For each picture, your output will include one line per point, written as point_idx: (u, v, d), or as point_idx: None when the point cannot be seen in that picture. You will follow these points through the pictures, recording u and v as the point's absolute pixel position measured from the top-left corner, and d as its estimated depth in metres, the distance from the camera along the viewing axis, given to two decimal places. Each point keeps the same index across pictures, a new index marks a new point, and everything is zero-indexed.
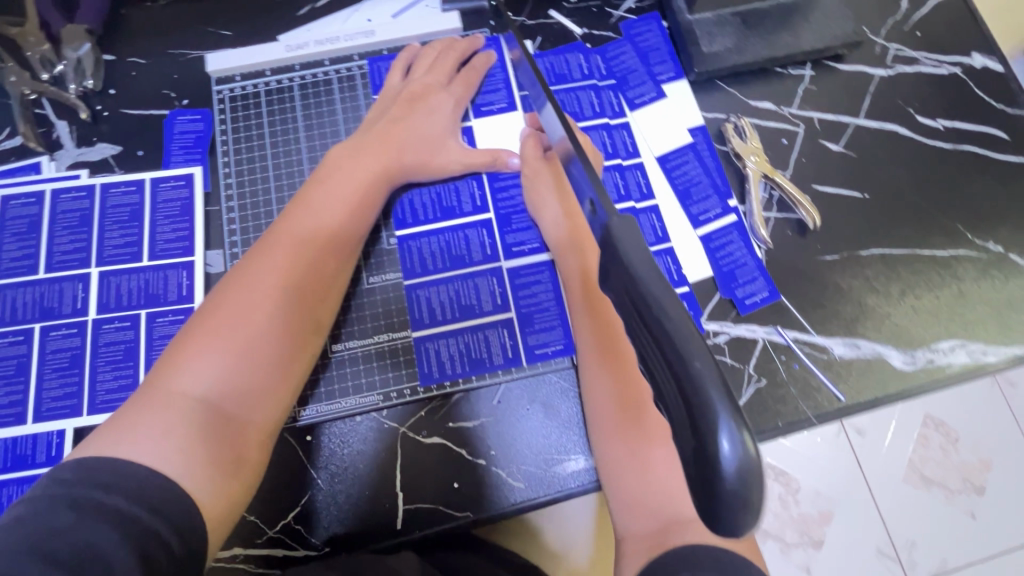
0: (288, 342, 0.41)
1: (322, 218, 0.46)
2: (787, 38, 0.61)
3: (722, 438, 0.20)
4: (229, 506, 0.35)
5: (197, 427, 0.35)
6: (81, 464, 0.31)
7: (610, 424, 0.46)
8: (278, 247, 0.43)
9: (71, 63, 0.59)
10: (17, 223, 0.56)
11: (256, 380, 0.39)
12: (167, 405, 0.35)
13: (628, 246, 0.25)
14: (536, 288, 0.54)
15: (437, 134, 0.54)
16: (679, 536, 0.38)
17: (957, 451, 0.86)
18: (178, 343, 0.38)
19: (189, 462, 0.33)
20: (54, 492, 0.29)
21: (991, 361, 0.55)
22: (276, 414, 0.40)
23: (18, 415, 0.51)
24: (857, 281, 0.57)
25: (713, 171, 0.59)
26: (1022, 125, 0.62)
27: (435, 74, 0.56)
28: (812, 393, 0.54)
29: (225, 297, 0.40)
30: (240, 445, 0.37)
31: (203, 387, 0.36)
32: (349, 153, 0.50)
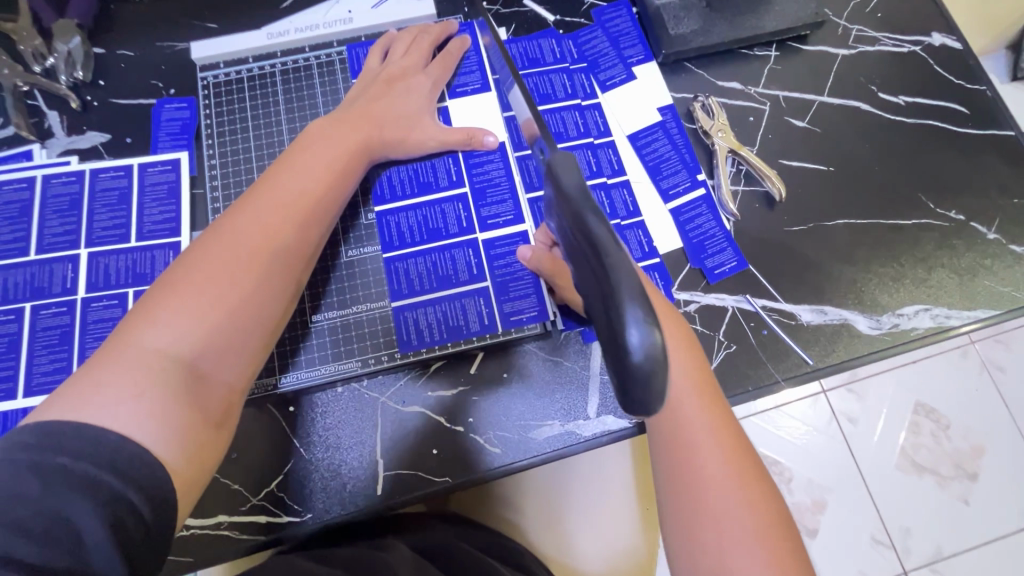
0: (264, 304, 0.42)
1: (300, 185, 0.47)
2: (750, 21, 0.63)
3: (629, 322, 0.28)
4: (199, 470, 0.36)
5: (166, 382, 0.36)
6: (44, 429, 0.32)
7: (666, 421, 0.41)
8: (256, 211, 0.44)
9: (61, 55, 0.62)
10: (10, 208, 0.58)
11: (228, 339, 0.40)
12: (138, 361, 0.36)
13: (564, 175, 0.33)
14: (511, 259, 0.56)
15: (413, 113, 0.56)
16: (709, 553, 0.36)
17: (948, 437, 1.06)
18: (151, 296, 0.39)
19: (158, 421, 0.34)
20: (14, 458, 0.30)
21: (955, 325, 0.57)
22: (246, 374, 0.42)
23: (8, 390, 0.52)
24: (824, 250, 0.59)
25: (681, 148, 0.61)
26: (982, 100, 0.64)
27: (412, 57, 0.59)
28: (782, 357, 0.56)
29: (201, 259, 0.41)
30: (208, 402, 0.38)
31: (173, 342, 0.37)
32: (328, 128, 0.51)
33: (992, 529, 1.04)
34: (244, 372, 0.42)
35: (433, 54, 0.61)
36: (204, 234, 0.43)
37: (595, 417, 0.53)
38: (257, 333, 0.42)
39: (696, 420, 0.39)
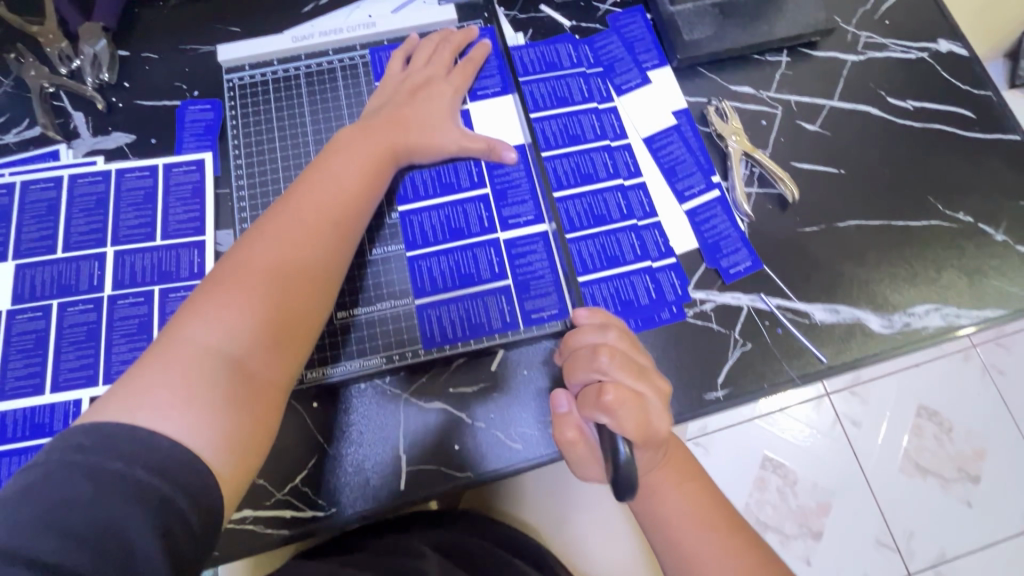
0: (306, 303, 0.44)
1: (335, 188, 0.49)
2: (763, 27, 0.65)
3: (620, 446, 0.42)
4: (247, 470, 0.38)
5: (214, 381, 0.38)
6: (98, 430, 0.34)
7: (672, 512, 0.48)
8: (292, 216, 0.46)
9: (88, 57, 0.63)
10: (37, 206, 0.59)
11: (270, 337, 0.42)
12: (188, 361, 0.38)
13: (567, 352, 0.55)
14: (531, 257, 0.57)
15: (440, 116, 0.57)
16: None
17: (951, 440, 1.11)
18: (196, 299, 0.42)
19: (206, 421, 0.37)
20: (72, 460, 0.32)
21: (965, 324, 0.58)
22: (290, 370, 0.43)
23: (37, 385, 0.53)
24: (836, 251, 0.60)
25: (696, 151, 0.62)
26: (988, 105, 0.66)
27: (435, 67, 0.60)
28: (797, 355, 0.57)
29: (241, 264, 0.43)
30: (256, 400, 0.40)
31: (217, 340, 0.40)
32: (357, 135, 0.53)
33: (995, 531, 1.07)
34: (289, 368, 0.43)
35: (455, 62, 0.62)
36: (244, 236, 0.46)
37: None
38: (297, 334, 0.44)
39: (687, 507, 0.48)
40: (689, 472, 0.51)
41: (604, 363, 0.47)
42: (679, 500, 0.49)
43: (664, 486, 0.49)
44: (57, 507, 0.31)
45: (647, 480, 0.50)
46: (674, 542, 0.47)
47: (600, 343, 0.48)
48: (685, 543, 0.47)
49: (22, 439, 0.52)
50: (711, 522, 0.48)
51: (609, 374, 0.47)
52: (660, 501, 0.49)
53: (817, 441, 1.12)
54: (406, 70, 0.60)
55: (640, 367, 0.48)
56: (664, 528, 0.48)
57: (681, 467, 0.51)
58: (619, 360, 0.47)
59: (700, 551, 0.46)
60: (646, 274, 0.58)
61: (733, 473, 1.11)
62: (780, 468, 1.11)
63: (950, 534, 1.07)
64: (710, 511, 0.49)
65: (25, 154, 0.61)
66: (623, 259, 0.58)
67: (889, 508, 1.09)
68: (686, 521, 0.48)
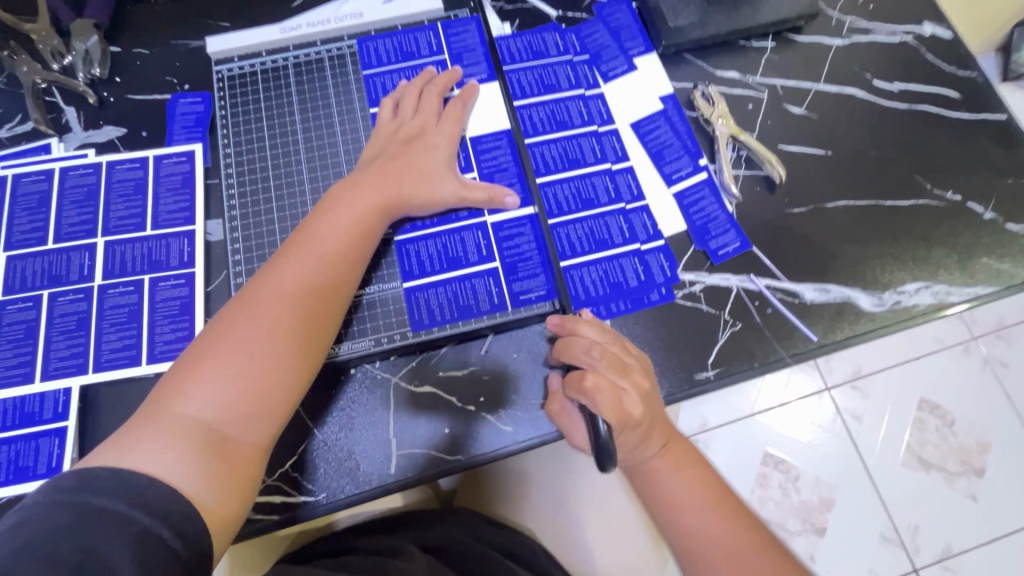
0: (289, 370, 0.45)
1: (323, 251, 0.49)
2: (747, 11, 0.65)
3: (601, 424, 0.45)
4: (230, 513, 0.40)
5: (194, 444, 0.40)
6: (86, 474, 0.36)
7: (674, 498, 0.48)
8: (278, 282, 0.47)
9: (79, 53, 0.63)
10: (29, 199, 0.59)
11: (251, 402, 0.43)
12: (172, 426, 0.40)
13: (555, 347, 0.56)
14: (519, 240, 0.57)
15: (435, 163, 0.56)
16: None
17: (954, 433, 1.11)
18: (186, 363, 0.43)
19: (184, 483, 0.39)
20: (56, 499, 0.34)
21: (956, 301, 0.58)
22: (273, 431, 0.45)
23: (27, 374, 0.53)
24: (826, 230, 0.60)
25: (683, 134, 0.63)
26: (974, 85, 0.66)
27: (424, 114, 0.58)
28: (787, 334, 0.57)
29: (228, 331, 0.44)
30: (236, 459, 0.42)
31: (201, 404, 0.42)
32: (350, 188, 0.53)
33: (1001, 525, 1.06)
34: (271, 428, 0.44)
35: (443, 105, 0.60)
36: (237, 297, 0.47)
37: None
38: (280, 400, 0.44)
39: (687, 492, 0.48)
40: (690, 455, 0.50)
41: (590, 356, 0.48)
42: (680, 486, 0.48)
43: (663, 473, 0.49)
44: (40, 539, 0.32)
45: (648, 466, 0.49)
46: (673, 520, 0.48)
47: (593, 339, 0.49)
48: (684, 520, 0.47)
49: (11, 428, 0.52)
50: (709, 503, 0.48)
51: (593, 366, 0.48)
52: (657, 481, 0.49)
53: (819, 436, 1.11)
54: (397, 117, 0.59)
55: (622, 364, 0.48)
56: (667, 514, 0.48)
57: (679, 451, 0.50)
58: (600, 358, 0.48)
59: (703, 535, 0.46)
60: (635, 256, 0.58)
61: (734, 468, 1.10)
62: (781, 464, 1.10)
63: (955, 528, 1.06)
64: (712, 497, 0.48)
65: (17, 148, 0.61)
66: (612, 242, 0.58)
67: (891, 502, 1.08)
68: (685, 508, 0.47)
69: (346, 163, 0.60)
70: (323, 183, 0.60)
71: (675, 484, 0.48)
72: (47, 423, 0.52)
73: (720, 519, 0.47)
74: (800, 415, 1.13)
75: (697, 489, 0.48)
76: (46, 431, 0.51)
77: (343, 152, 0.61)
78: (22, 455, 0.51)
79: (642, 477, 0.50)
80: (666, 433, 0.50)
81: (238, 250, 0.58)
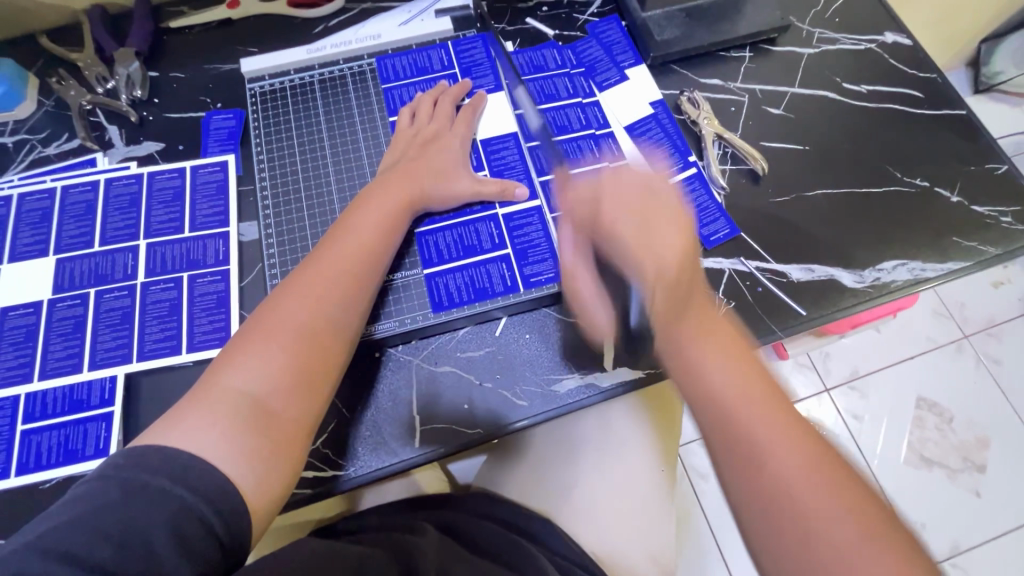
0: (327, 348, 0.49)
1: (351, 244, 0.54)
2: (725, 26, 0.73)
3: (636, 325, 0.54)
4: (273, 484, 0.44)
5: (240, 416, 0.44)
6: (134, 452, 0.40)
7: (712, 388, 0.44)
8: (314, 269, 0.52)
9: (122, 78, 0.70)
10: (76, 207, 0.64)
11: (291, 379, 0.47)
12: (221, 399, 0.44)
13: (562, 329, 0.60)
14: (528, 229, 0.62)
15: (450, 166, 0.62)
16: (783, 495, 0.40)
17: (953, 430, 1.20)
18: (233, 344, 0.48)
19: (229, 452, 0.42)
20: (110, 477, 0.38)
21: (930, 276, 0.63)
22: (312, 410, 0.48)
23: (75, 365, 0.58)
24: (808, 215, 0.66)
25: (673, 135, 0.69)
26: (934, 85, 0.73)
27: (439, 120, 0.65)
28: (777, 310, 0.61)
29: (271, 315, 0.49)
30: (274, 434, 0.45)
31: (246, 379, 0.46)
32: (377, 189, 0.59)
33: (1005, 521, 1.14)
34: (311, 407, 0.48)
35: (456, 112, 0.67)
36: (277, 288, 0.52)
37: (611, 369, 0.58)
38: (316, 379, 0.48)
39: (726, 384, 0.44)
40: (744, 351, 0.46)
41: (625, 233, 0.49)
42: (720, 373, 0.44)
43: (702, 361, 0.45)
44: (92, 513, 0.36)
45: (683, 351, 0.46)
46: (720, 430, 0.43)
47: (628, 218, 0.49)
48: (733, 430, 0.42)
49: (61, 414, 0.56)
50: (765, 406, 0.43)
51: (626, 244, 0.49)
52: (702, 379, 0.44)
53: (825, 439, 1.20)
54: (414, 124, 0.65)
55: (653, 244, 0.48)
56: (706, 403, 0.44)
57: (721, 337, 0.46)
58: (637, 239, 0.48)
59: (744, 430, 0.42)
60: None
61: None
62: None
63: (960, 525, 1.13)
64: (758, 391, 0.44)
65: (65, 163, 0.67)
66: None
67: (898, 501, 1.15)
68: (727, 398, 0.43)
69: (369, 166, 0.66)
70: (348, 184, 0.66)
71: (712, 372, 0.44)
72: (95, 409, 0.56)
73: (765, 416, 0.42)
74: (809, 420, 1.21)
75: (742, 380, 0.44)
76: (93, 415, 0.55)
77: (365, 158, 0.67)
78: (72, 438, 0.55)
79: (679, 365, 0.46)
80: (706, 319, 0.47)
81: (272, 247, 0.63)
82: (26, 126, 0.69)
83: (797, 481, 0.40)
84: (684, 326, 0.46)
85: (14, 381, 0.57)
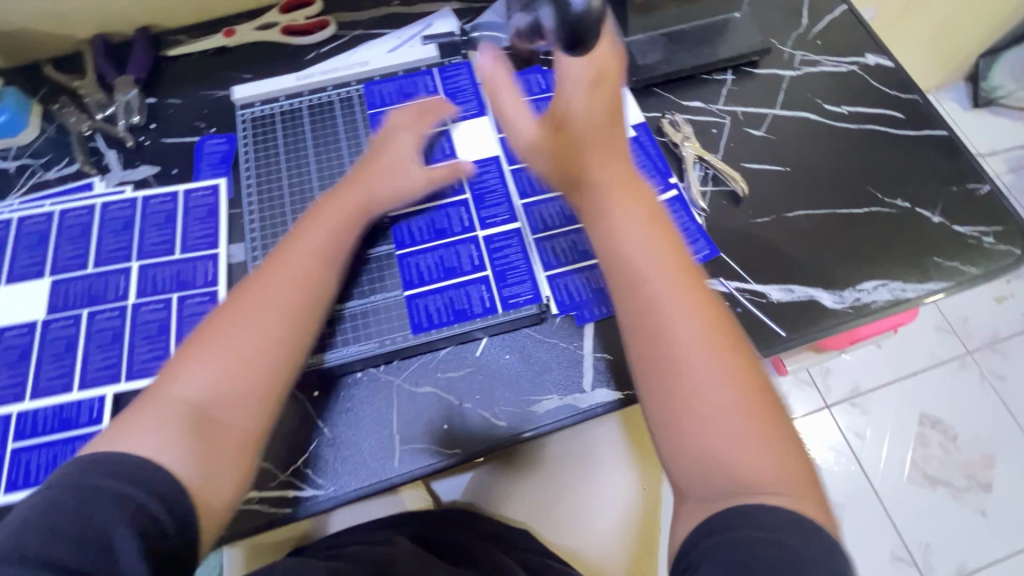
0: (271, 350, 0.49)
1: (302, 251, 0.55)
2: (707, 50, 0.74)
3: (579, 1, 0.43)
4: (218, 492, 0.44)
5: (185, 423, 0.44)
6: (92, 463, 0.41)
7: (624, 252, 0.48)
8: (264, 274, 0.53)
9: (121, 104, 0.72)
10: (73, 230, 0.67)
11: (237, 384, 0.47)
12: (166, 406, 0.45)
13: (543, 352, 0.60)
14: (508, 251, 0.63)
15: (405, 169, 0.63)
16: (682, 370, 0.43)
17: (956, 447, 1.18)
18: (180, 353, 0.49)
19: (175, 460, 0.43)
20: (81, 488, 0.39)
21: (912, 296, 0.63)
22: (259, 418, 0.48)
23: (65, 384, 0.59)
24: (789, 236, 0.66)
25: (655, 157, 0.70)
26: (916, 105, 0.73)
27: (398, 123, 0.66)
28: (757, 331, 0.62)
29: (220, 320, 0.50)
30: (220, 441, 0.45)
31: (192, 386, 0.46)
32: (330, 196, 0.60)
33: (1012, 541, 1.11)
34: (259, 413, 0.48)
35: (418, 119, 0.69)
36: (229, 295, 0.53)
37: (590, 391, 0.59)
38: (262, 384, 0.48)
39: (639, 246, 0.48)
40: (672, 242, 0.48)
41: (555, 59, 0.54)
42: (637, 230, 0.49)
43: (618, 223, 0.49)
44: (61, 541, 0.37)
45: (602, 207, 0.50)
46: (640, 310, 0.46)
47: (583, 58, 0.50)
48: (650, 315, 0.45)
49: (50, 432, 0.57)
50: (683, 294, 0.45)
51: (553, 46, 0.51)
52: (629, 262, 0.48)
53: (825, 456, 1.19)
54: (374, 129, 0.67)
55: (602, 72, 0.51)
56: (619, 257, 0.48)
57: (634, 193, 0.51)
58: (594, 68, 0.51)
59: (655, 300, 0.45)
60: None
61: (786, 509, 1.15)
62: None
63: (965, 545, 1.11)
64: (669, 256, 0.47)
65: (64, 187, 0.70)
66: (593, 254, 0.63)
67: (900, 519, 1.14)
68: (638, 264, 0.47)
69: None
70: None
71: (624, 228, 0.49)
72: (83, 427, 0.57)
73: (671, 282, 0.46)
74: (810, 437, 1.20)
75: (656, 245, 0.48)
76: (82, 434, 0.57)
77: None
78: (61, 457, 0.56)
79: (599, 222, 0.51)
80: (626, 186, 0.51)
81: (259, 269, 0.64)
82: (29, 150, 0.72)
83: (699, 360, 0.43)
84: (623, 213, 0.49)
85: (6, 400, 0.58)
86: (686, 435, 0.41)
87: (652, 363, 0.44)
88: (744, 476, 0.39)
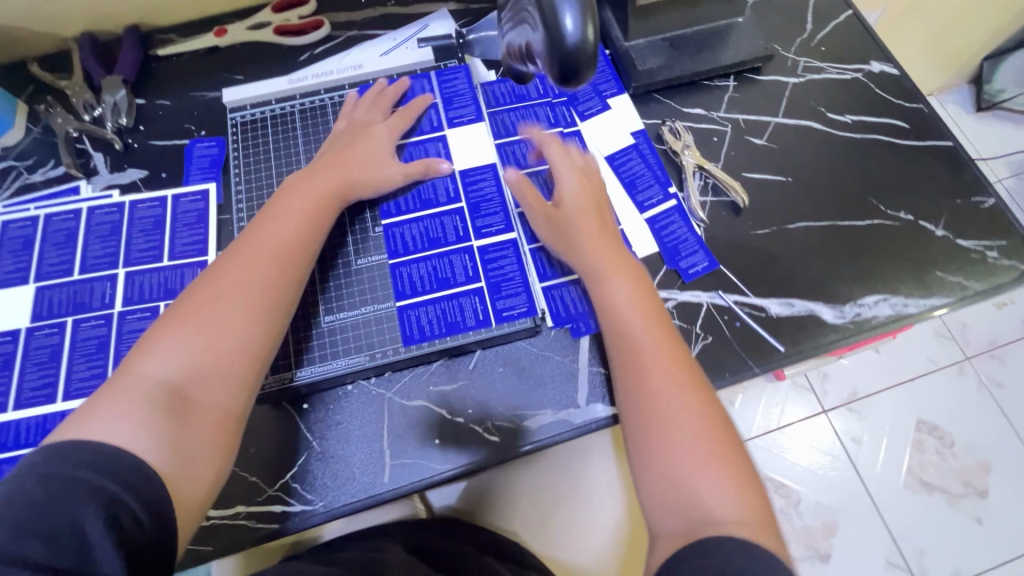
0: (245, 328, 0.49)
1: (276, 231, 0.54)
2: (709, 54, 0.72)
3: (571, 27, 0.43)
4: (197, 473, 0.44)
5: (159, 404, 0.44)
6: (72, 451, 0.39)
7: (612, 309, 0.54)
8: (238, 253, 0.52)
9: (108, 105, 0.70)
10: (58, 235, 0.65)
11: (212, 363, 0.47)
12: (138, 387, 0.44)
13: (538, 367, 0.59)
14: (503, 262, 0.62)
15: (380, 156, 0.63)
16: (659, 414, 0.48)
17: (954, 454, 1.18)
18: (150, 334, 0.48)
19: (149, 441, 0.42)
20: (60, 486, 0.37)
21: (913, 312, 0.62)
22: (240, 397, 0.47)
23: (49, 395, 0.58)
24: (789, 247, 0.65)
25: (654, 166, 0.68)
26: (921, 114, 0.72)
27: (372, 114, 0.67)
28: (755, 346, 0.61)
29: (191, 301, 0.49)
30: (196, 421, 0.45)
31: (165, 366, 0.45)
32: (304, 177, 0.59)
33: (1007, 549, 1.11)
34: (236, 393, 0.47)
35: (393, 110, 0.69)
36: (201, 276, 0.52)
37: (584, 406, 0.58)
38: (238, 363, 0.48)
39: (624, 304, 0.54)
40: (654, 302, 0.55)
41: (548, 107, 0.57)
42: (624, 290, 0.55)
43: (608, 283, 0.56)
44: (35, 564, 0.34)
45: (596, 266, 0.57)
46: (626, 363, 0.51)
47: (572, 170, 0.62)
48: (634, 364, 0.51)
49: (34, 444, 0.56)
50: (663, 348, 0.51)
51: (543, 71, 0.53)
52: (614, 317, 0.54)
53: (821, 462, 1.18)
54: (347, 117, 0.67)
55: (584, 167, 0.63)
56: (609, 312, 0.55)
57: (620, 257, 0.57)
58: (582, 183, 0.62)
59: (638, 351, 0.51)
60: None
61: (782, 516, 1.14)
62: (781, 488, 1.16)
63: (960, 553, 1.11)
64: (650, 315, 0.54)
65: (50, 190, 0.68)
66: None
67: (896, 526, 1.13)
68: (624, 320, 0.53)
69: None
70: None
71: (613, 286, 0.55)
72: None
73: (652, 336, 0.52)
74: (807, 443, 1.20)
75: (641, 305, 0.54)
76: None
77: None
78: None
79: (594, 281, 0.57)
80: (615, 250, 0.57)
81: None
82: (14, 152, 0.70)
83: (673, 403, 0.48)
84: (611, 277, 0.56)
85: None
86: (661, 474, 0.46)
87: (635, 410, 0.49)
88: (712, 510, 0.43)
